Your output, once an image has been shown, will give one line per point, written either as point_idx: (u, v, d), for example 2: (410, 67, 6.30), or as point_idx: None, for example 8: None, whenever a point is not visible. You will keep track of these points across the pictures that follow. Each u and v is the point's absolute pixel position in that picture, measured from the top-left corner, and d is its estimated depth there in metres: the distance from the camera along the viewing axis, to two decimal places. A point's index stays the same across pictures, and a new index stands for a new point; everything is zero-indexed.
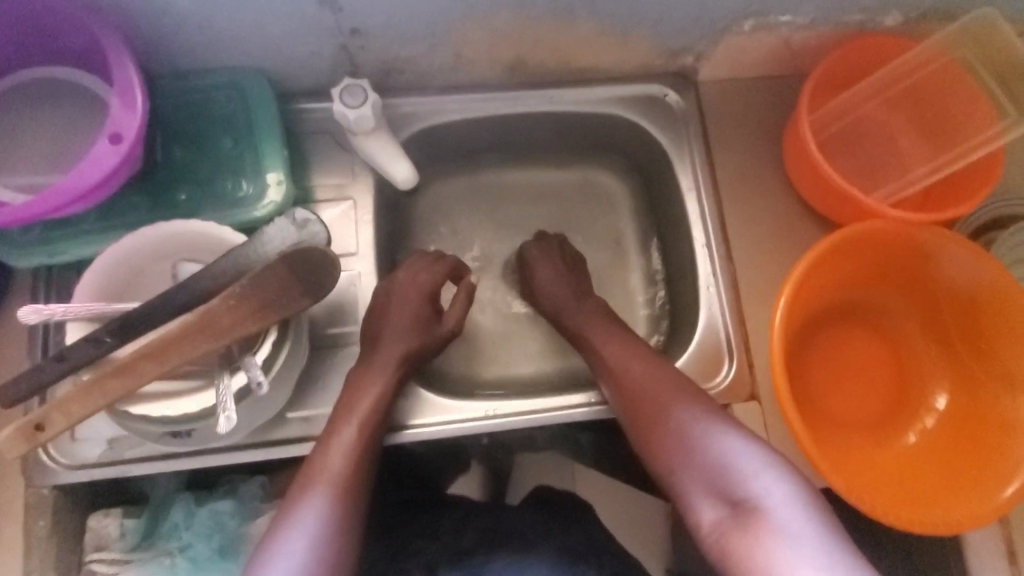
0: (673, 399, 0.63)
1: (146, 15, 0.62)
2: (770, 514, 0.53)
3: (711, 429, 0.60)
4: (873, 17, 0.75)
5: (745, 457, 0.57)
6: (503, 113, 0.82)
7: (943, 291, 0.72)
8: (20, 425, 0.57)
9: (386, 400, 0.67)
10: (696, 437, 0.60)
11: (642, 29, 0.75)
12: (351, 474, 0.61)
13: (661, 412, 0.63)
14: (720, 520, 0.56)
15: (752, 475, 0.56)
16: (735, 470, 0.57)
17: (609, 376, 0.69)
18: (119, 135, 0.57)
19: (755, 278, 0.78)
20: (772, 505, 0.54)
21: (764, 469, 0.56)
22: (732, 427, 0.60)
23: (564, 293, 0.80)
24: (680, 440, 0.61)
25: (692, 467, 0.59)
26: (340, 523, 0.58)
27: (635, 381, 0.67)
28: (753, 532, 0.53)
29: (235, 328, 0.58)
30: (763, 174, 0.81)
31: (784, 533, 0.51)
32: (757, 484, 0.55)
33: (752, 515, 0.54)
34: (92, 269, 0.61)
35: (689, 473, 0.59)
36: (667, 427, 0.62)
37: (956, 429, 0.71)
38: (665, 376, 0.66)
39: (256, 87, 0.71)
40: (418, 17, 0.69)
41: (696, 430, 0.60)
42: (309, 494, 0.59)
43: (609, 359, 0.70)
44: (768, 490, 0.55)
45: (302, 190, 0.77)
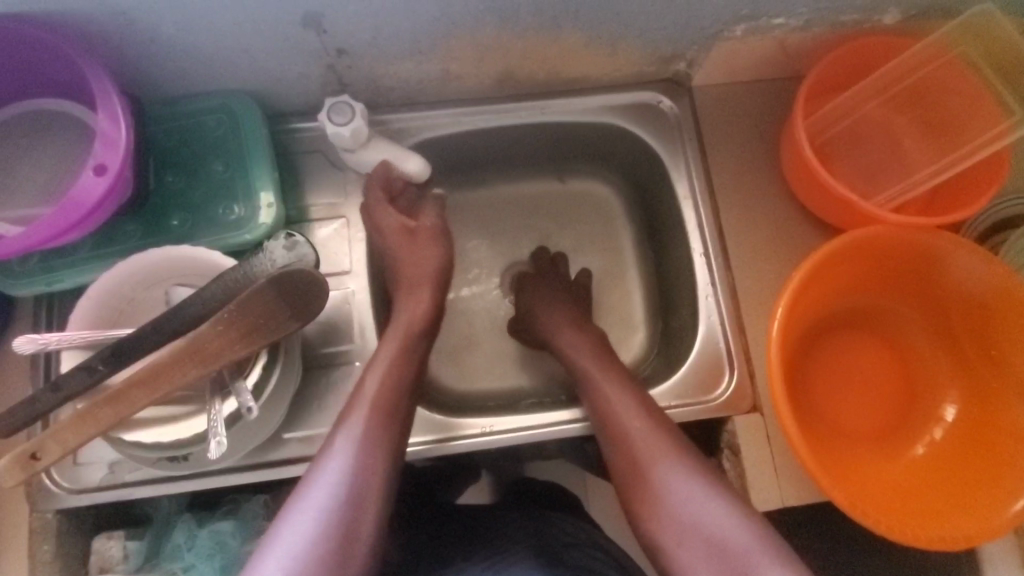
0: (666, 469, 0.60)
1: (132, 46, 0.63)
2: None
3: (720, 511, 0.57)
4: (869, 16, 0.74)
5: (754, 543, 0.54)
6: (495, 126, 0.82)
7: (951, 297, 0.70)
8: (17, 453, 0.58)
9: (401, 370, 0.64)
10: (703, 520, 0.57)
11: (630, 38, 0.74)
12: (373, 435, 0.59)
13: (666, 491, 0.59)
14: None
15: (762, 566, 0.53)
16: (746, 556, 0.54)
17: (613, 444, 0.65)
18: (104, 166, 0.58)
19: (754, 287, 0.76)
20: None
21: (771, 556, 0.53)
22: (726, 503, 0.57)
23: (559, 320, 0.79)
24: (687, 523, 0.57)
25: (701, 557, 0.56)
26: (362, 483, 0.56)
27: (639, 449, 0.63)
28: None
29: (224, 353, 0.59)
30: (760, 179, 0.79)
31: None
32: (763, 573, 0.53)
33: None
34: (85, 297, 0.62)
35: (698, 561, 0.56)
36: (674, 507, 0.58)
37: (965, 441, 0.69)
38: (669, 445, 0.62)
39: (246, 111, 0.72)
40: (402, 37, 0.68)
41: (703, 510, 0.57)
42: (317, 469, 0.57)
43: (612, 422, 0.66)
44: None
45: (296, 210, 0.78)
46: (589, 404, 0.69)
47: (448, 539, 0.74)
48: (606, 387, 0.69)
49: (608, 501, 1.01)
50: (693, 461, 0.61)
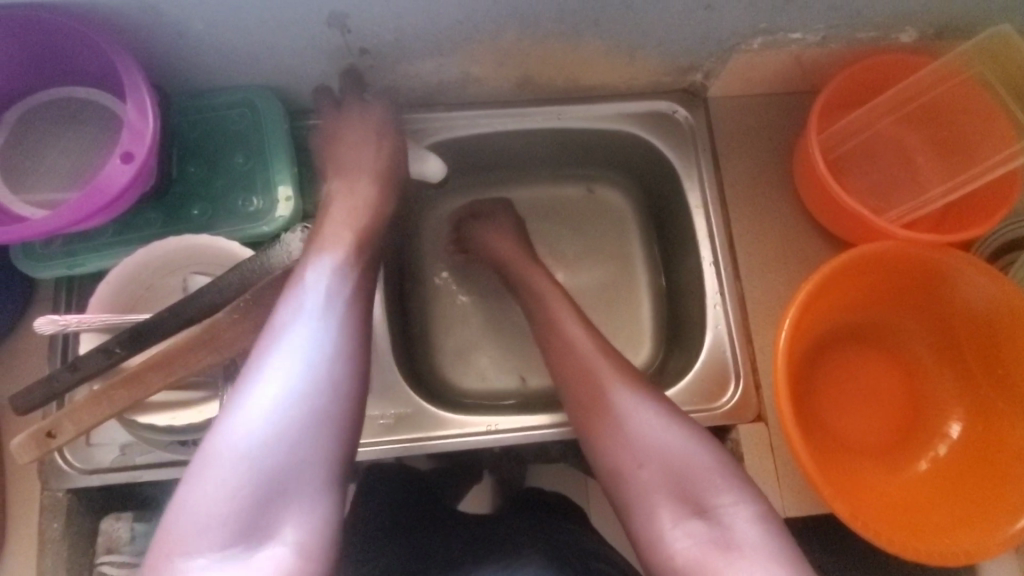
0: (621, 399, 0.60)
1: (162, 38, 0.65)
2: (744, 533, 0.51)
3: (684, 440, 0.56)
4: (886, 34, 0.75)
5: (717, 468, 0.55)
6: (511, 129, 0.83)
7: (959, 314, 0.70)
8: (33, 430, 0.59)
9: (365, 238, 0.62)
10: (665, 449, 0.56)
11: (648, 47, 0.75)
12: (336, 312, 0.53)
13: (630, 422, 0.58)
14: (687, 531, 0.52)
15: (723, 490, 0.54)
16: (706, 481, 0.54)
17: (574, 381, 0.64)
18: (131, 153, 0.59)
19: (762, 298, 0.77)
20: (738, 525, 0.52)
21: (726, 481, 0.54)
22: (682, 428, 0.58)
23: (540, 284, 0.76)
24: (648, 452, 0.56)
25: (661, 485, 0.55)
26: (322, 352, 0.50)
27: (604, 384, 0.62)
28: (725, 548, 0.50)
29: (238, 341, 0.60)
30: (772, 190, 0.80)
31: (762, 558, 0.49)
32: (718, 496, 0.53)
33: (727, 537, 0.51)
34: (105, 280, 0.63)
35: (657, 488, 0.55)
36: (637, 439, 0.57)
37: (969, 459, 0.69)
38: (633, 382, 0.61)
39: (268, 106, 0.74)
40: (425, 39, 0.70)
41: (666, 438, 0.57)
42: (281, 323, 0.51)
43: (575, 362, 0.65)
44: (739, 507, 0.53)
45: (313, 204, 0.79)
46: (550, 349, 0.68)
47: (457, 542, 0.74)
48: (574, 332, 0.67)
49: None
50: (655, 396, 0.60)
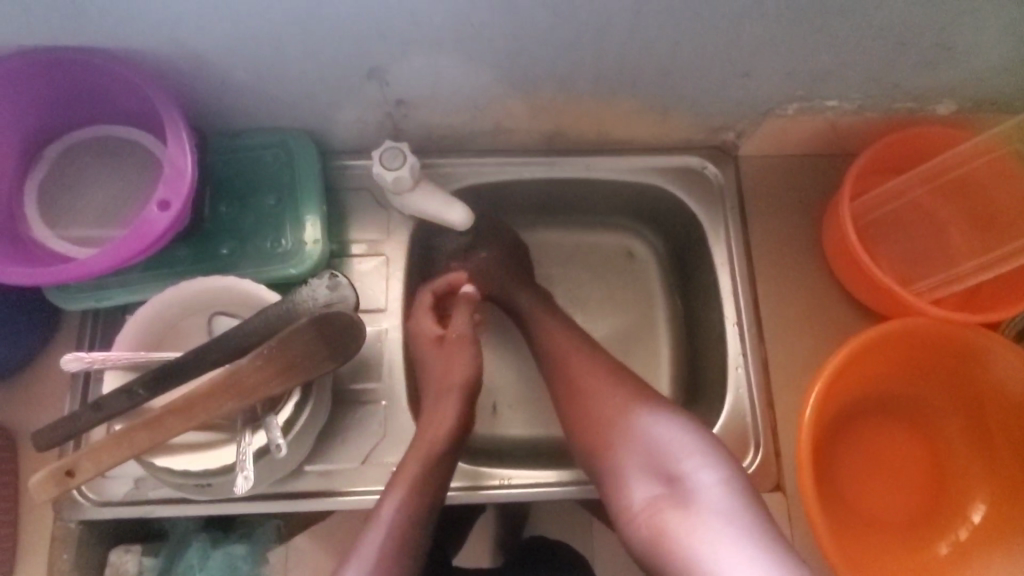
0: (603, 391, 0.69)
1: (206, 83, 0.66)
2: (699, 496, 0.59)
3: (661, 422, 0.65)
4: (923, 105, 0.74)
5: (685, 442, 0.63)
6: (539, 178, 0.83)
7: (989, 395, 0.69)
8: (53, 469, 0.60)
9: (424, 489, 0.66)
10: (645, 428, 0.65)
11: (682, 108, 0.75)
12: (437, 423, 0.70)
13: (614, 411, 0.67)
14: (654, 495, 0.61)
15: (690, 459, 0.61)
16: (675, 453, 0.62)
17: (594, 426, 0.68)
18: (168, 201, 0.60)
19: (785, 364, 0.76)
20: (699, 488, 0.59)
21: (694, 453, 0.62)
22: (661, 413, 0.66)
23: (560, 336, 0.76)
24: (630, 431, 0.66)
25: (636, 458, 0.64)
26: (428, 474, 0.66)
27: (605, 395, 0.69)
28: (681, 507, 0.59)
29: (261, 388, 0.60)
30: (800, 254, 0.79)
31: (710, 514, 0.57)
32: (685, 464, 0.61)
33: (685, 497, 0.59)
34: (133, 319, 0.64)
35: (634, 460, 0.64)
36: (622, 422, 0.66)
37: (992, 546, 0.68)
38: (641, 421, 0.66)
39: (302, 148, 0.74)
40: (461, 92, 0.71)
41: (648, 420, 0.66)
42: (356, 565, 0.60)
43: (598, 413, 0.68)
44: (702, 474, 0.60)
45: (340, 244, 0.79)
46: (575, 400, 0.71)
47: None
48: (597, 384, 0.70)
49: None
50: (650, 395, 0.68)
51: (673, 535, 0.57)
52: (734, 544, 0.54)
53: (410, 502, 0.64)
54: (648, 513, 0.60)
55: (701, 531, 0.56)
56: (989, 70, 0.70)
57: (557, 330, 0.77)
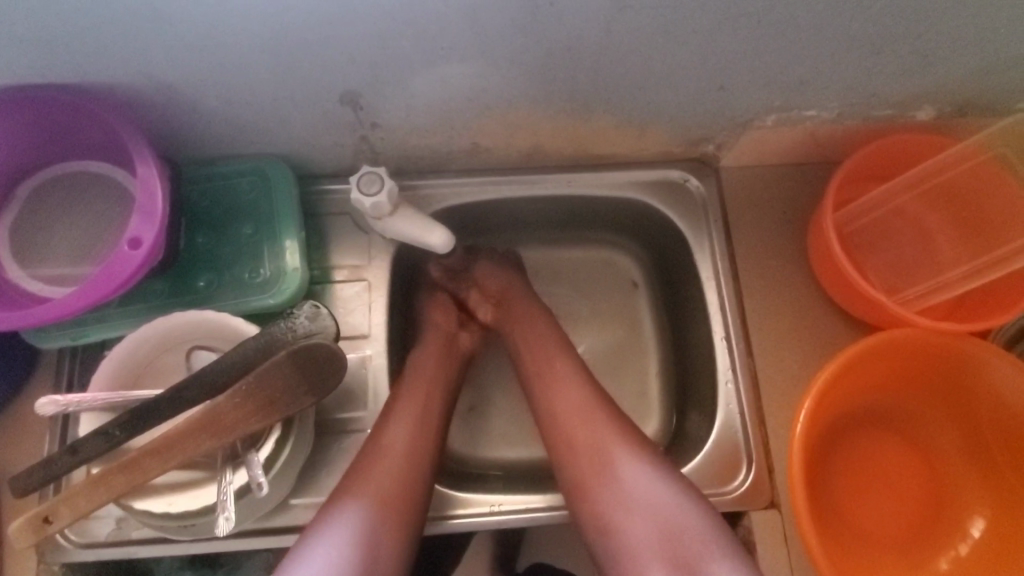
0: (600, 405, 0.69)
1: (177, 115, 0.65)
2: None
3: (670, 498, 0.61)
4: (903, 111, 0.74)
5: (696, 523, 0.60)
6: (520, 195, 0.82)
7: (984, 405, 0.68)
8: (30, 516, 0.59)
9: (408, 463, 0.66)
10: (660, 512, 0.61)
11: (660, 122, 0.74)
12: (418, 415, 0.70)
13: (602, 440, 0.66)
14: None
15: (714, 557, 0.58)
16: (697, 546, 0.59)
17: (582, 459, 0.66)
18: (139, 239, 0.59)
19: (775, 376, 0.75)
20: None
21: (707, 538, 0.59)
22: (664, 481, 0.63)
23: (545, 358, 0.75)
24: (637, 509, 0.61)
25: (654, 549, 0.59)
26: (411, 456, 0.67)
27: (603, 452, 0.65)
28: None
29: (239, 426, 0.59)
30: (786, 264, 0.79)
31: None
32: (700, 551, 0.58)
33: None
34: (108, 358, 0.63)
35: (650, 552, 0.59)
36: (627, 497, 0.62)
37: (992, 560, 0.66)
38: (631, 442, 0.65)
39: (278, 174, 0.73)
40: (436, 114, 0.70)
41: (660, 499, 0.61)
42: (340, 503, 0.62)
43: (584, 439, 0.67)
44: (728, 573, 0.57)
45: (320, 270, 0.78)
46: (556, 430, 0.69)
47: None
48: (578, 413, 0.69)
49: None
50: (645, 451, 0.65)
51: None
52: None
53: (392, 480, 0.64)
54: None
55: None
56: (967, 75, 0.69)
57: (541, 355, 0.76)
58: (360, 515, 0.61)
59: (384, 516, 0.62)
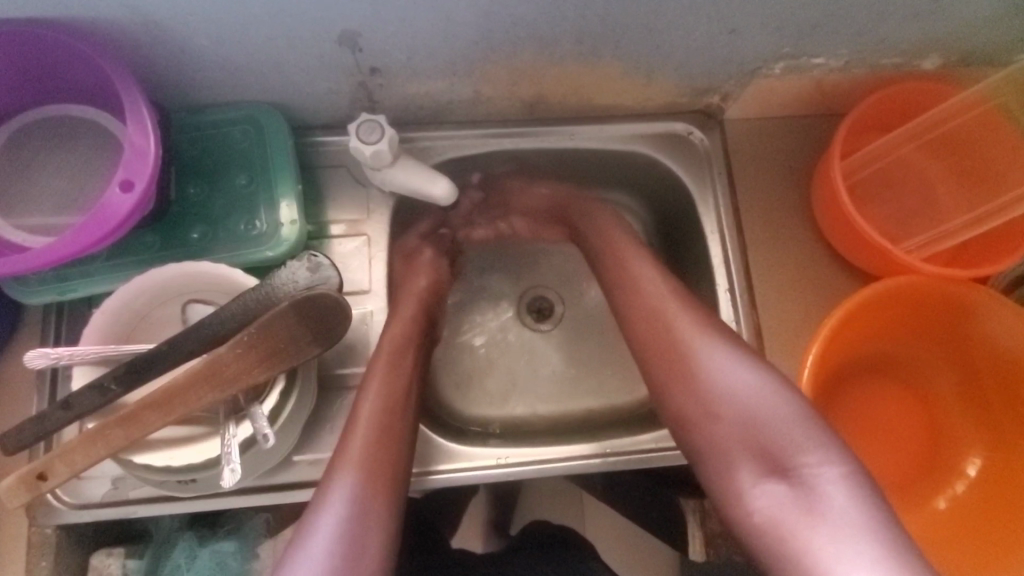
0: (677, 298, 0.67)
1: (164, 55, 0.61)
2: (829, 494, 0.54)
3: (766, 397, 0.59)
4: (909, 61, 0.73)
5: (794, 427, 0.58)
6: (522, 148, 0.80)
7: (978, 349, 0.69)
8: (23, 473, 0.56)
9: (393, 414, 0.65)
10: (759, 413, 0.59)
11: (667, 69, 0.73)
12: (367, 487, 0.61)
13: (687, 330, 0.65)
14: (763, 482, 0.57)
15: (805, 447, 0.57)
16: (804, 459, 0.56)
17: (676, 374, 0.63)
18: (131, 182, 0.56)
19: (780, 328, 0.75)
20: (820, 482, 0.55)
21: (807, 440, 0.57)
22: (756, 379, 0.60)
23: (659, 299, 0.67)
24: (730, 403, 0.60)
25: (744, 452, 0.59)
26: (352, 550, 0.57)
27: (719, 385, 0.61)
28: (800, 501, 0.55)
29: (242, 377, 0.57)
30: (790, 218, 0.78)
31: (844, 520, 0.52)
32: (796, 450, 0.57)
33: (806, 487, 0.55)
34: (99, 310, 0.60)
35: (740, 448, 0.59)
36: (716, 388, 0.61)
37: (989, 497, 0.68)
38: (738, 354, 0.62)
39: (272, 122, 0.70)
40: (438, 57, 0.67)
41: (757, 395, 0.60)
42: (335, 475, 0.61)
43: (684, 352, 0.64)
44: (824, 467, 0.55)
45: (316, 225, 0.76)
46: (662, 365, 0.65)
47: None
48: (685, 335, 0.64)
49: (606, 527, 1.00)
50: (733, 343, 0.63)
51: (801, 537, 0.53)
52: (872, 549, 0.50)
53: (369, 468, 0.61)
54: (808, 549, 0.52)
55: (834, 541, 0.51)
56: (974, 24, 0.69)
57: (667, 310, 0.66)
58: (347, 496, 0.60)
59: (370, 486, 0.61)
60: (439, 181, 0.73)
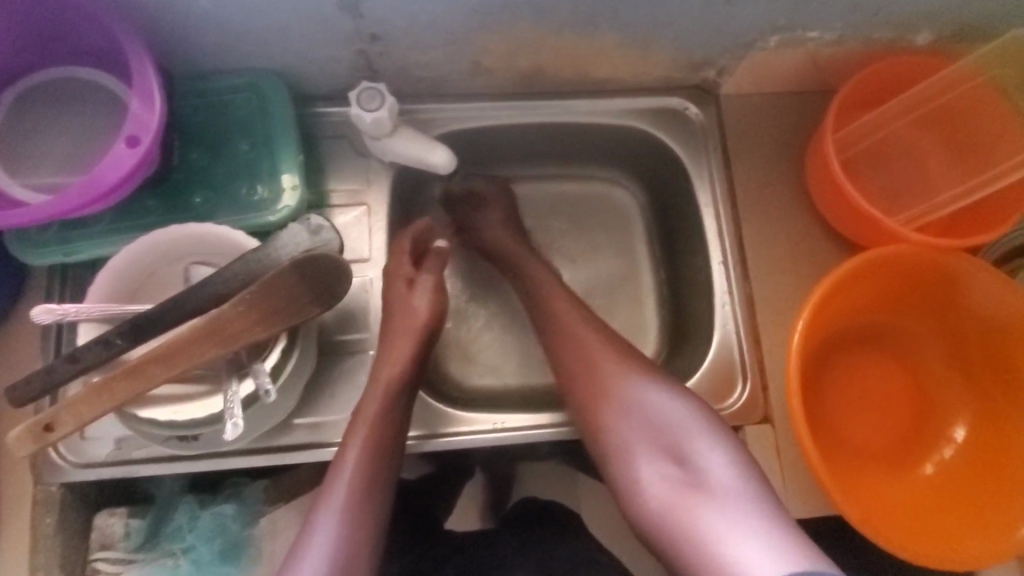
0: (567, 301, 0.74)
1: (168, 19, 0.62)
2: (715, 474, 0.58)
3: (658, 396, 0.64)
4: (902, 35, 0.74)
5: (691, 422, 0.62)
6: (520, 121, 0.81)
7: (965, 318, 0.70)
8: (30, 424, 0.57)
9: (394, 399, 0.67)
10: (651, 408, 0.64)
11: (663, 41, 0.74)
12: (369, 471, 0.63)
13: (581, 336, 0.71)
14: (664, 477, 0.60)
15: (699, 439, 0.61)
16: (687, 436, 0.62)
17: (579, 385, 0.68)
18: (137, 137, 0.58)
19: (772, 299, 0.76)
20: (710, 467, 0.59)
21: (705, 437, 0.61)
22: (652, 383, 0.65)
23: (561, 304, 0.74)
24: (630, 404, 0.65)
25: (645, 447, 0.63)
26: (356, 531, 0.60)
27: (609, 378, 0.67)
28: (692, 486, 0.58)
29: (244, 334, 0.58)
30: (784, 192, 0.79)
31: (725, 493, 0.56)
32: (697, 444, 0.61)
33: (697, 477, 0.59)
34: (105, 269, 0.61)
35: (645, 449, 0.63)
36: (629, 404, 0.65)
37: (975, 461, 0.70)
38: (625, 357, 0.68)
39: (275, 91, 0.72)
40: (439, 25, 0.68)
41: (672, 411, 0.63)
42: (343, 459, 0.63)
43: (579, 351, 0.70)
44: (714, 453, 0.60)
45: (317, 195, 0.77)
46: (560, 359, 0.71)
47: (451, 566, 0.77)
48: (583, 332, 0.71)
49: None
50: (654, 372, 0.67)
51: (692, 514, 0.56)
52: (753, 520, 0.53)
53: (373, 452, 0.64)
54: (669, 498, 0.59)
55: (720, 510, 0.55)
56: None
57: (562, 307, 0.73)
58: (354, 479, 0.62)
59: (372, 468, 0.63)
60: (438, 150, 0.74)
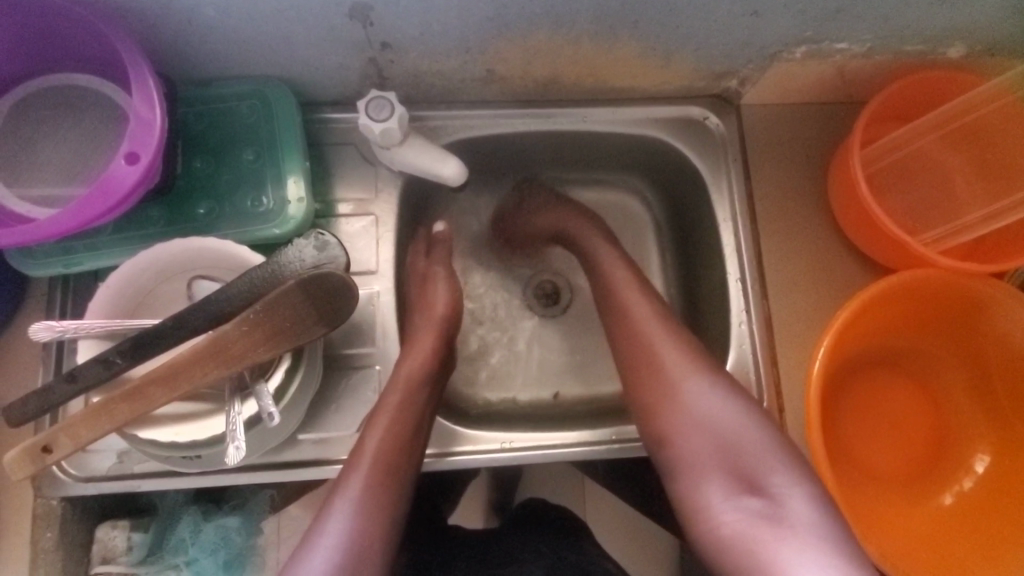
0: (637, 305, 0.70)
1: (170, 26, 0.60)
2: (795, 511, 0.55)
3: (741, 421, 0.61)
4: (934, 48, 0.71)
5: (770, 452, 0.59)
6: (532, 130, 0.79)
7: (990, 346, 0.68)
8: (28, 445, 0.56)
9: (402, 419, 0.65)
10: (729, 431, 0.61)
11: (685, 51, 0.71)
12: (375, 490, 0.60)
13: (657, 348, 0.67)
14: (738, 504, 0.57)
15: (779, 472, 0.58)
16: (764, 464, 0.58)
17: (650, 397, 0.65)
18: (136, 154, 0.55)
19: (791, 320, 0.74)
20: (791, 502, 0.55)
21: (786, 469, 0.58)
22: (734, 406, 0.62)
23: (641, 316, 0.69)
24: (703, 423, 0.62)
25: (716, 469, 0.60)
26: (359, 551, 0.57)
27: (684, 392, 0.64)
28: (768, 521, 0.55)
29: (247, 355, 0.57)
30: (806, 208, 0.77)
31: (806, 531, 0.53)
32: (775, 476, 0.57)
33: (778, 511, 0.55)
34: (105, 284, 0.60)
35: (713, 469, 0.60)
36: (704, 424, 0.62)
37: (996, 493, 0.68)
38: (704, 372, 0.65)
39: (281, 98, 0.69)
40: (451, 33, 0.66)
41: (751, 437, 0.60)
42: (348, 480, 0.61)
43: (653, 363, 0.66)
44: (793, 488, 0.56)
45: (324, 204, 0.74)
46: (629, 363, 0.68)
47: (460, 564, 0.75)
48: (660, 342, 0.67)
49: (606, 513, 1.00)
50: (731, 390, 0.63)
51: (767, 550, 0.53)
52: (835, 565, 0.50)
53: (381, 471, 0.61)
54: (738, 526, 0.56)
55: (799, 550, 0.52)
56: (1003, 11, 0.67)
57: (637, 310, 0.70)
58: (356, 499, 0.59)
59: (378, 488, 0.61)
60: (449, 160, 0.71)
